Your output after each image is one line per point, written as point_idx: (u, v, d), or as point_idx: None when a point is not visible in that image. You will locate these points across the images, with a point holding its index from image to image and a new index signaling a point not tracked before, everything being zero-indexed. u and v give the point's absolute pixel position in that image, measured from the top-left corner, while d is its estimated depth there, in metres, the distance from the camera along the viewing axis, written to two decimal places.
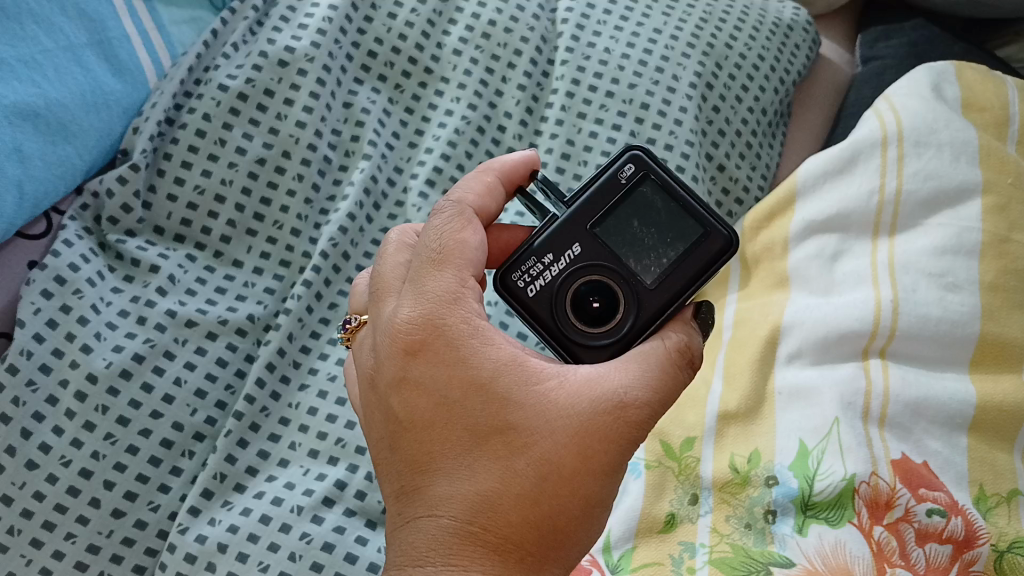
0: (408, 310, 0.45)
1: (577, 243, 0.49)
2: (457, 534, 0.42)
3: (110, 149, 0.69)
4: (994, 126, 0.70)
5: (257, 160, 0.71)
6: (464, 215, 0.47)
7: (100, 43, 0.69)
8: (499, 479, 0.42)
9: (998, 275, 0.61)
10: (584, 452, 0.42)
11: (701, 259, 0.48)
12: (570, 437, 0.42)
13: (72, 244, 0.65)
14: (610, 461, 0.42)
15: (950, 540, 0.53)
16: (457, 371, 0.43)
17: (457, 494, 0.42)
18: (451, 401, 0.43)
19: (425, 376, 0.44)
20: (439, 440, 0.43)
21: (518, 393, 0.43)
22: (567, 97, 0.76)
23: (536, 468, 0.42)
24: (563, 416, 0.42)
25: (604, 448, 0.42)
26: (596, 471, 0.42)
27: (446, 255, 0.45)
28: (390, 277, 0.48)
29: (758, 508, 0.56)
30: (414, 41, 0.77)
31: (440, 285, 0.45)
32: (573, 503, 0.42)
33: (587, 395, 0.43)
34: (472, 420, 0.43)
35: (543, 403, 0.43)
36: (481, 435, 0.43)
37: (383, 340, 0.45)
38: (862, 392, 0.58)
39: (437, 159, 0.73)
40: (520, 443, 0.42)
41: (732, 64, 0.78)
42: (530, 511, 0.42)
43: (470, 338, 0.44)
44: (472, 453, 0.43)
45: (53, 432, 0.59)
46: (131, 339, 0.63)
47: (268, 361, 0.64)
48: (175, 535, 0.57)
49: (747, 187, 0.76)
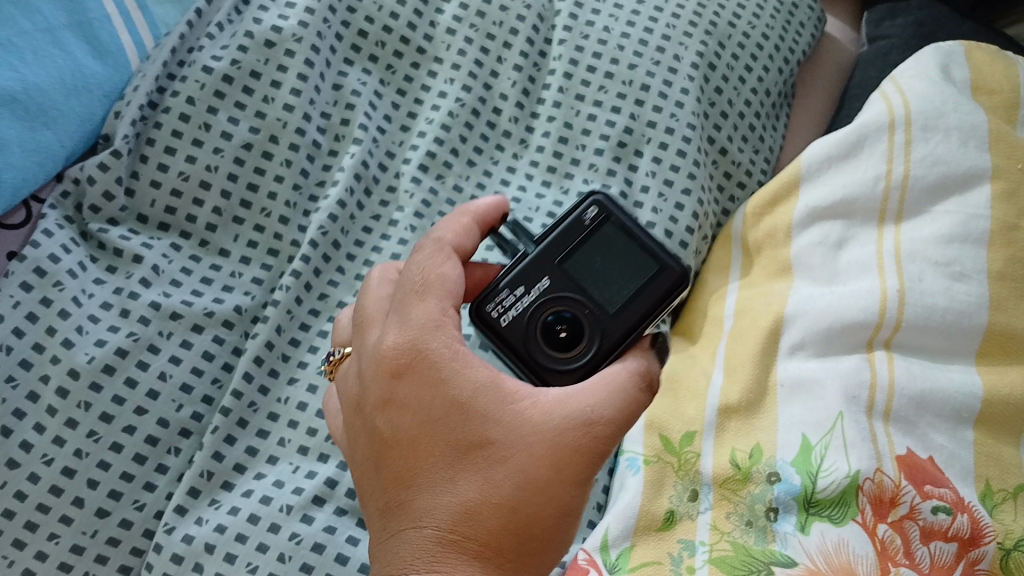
0: (393, 336, 0.44)
1: (546, 277, 0.51)
2: (438, 545, 0.41)
3: (91, 134, 0.66)
4: (1004, 109, 0.67)
5: (243, 145, 0.67)
6: (445, 251, 0.47)
7: (79, 24, 0.66)
8: (480, 492, 0.42)
9: (1006, 264, 0.60)
10: (560, 464, 0.42)
11: (658, 290, 0.49)
12: (545, 447, 0.42)
13: (53, 235, 0.62)
14: (585, 471, 0.42)
15: (955, 538, 0.52)
16: (440, 391, 0.43)
17: (439, 507, 0.42)
18: (434, 419, 0.43)
19: (410, 396, 0.43)
20: (421, 455, 0.43)
21: (497, 409, 0.43)
22: (565, 78, 0.74)
23: (516, 480, 0.41)
24: (537, 431, 0.42)
25: (580, 460, 0.42)
26: (572, 480, 0.42)
27: (426, 285, 0.45)
28: (374, 309, 0.48)
29: (759, 505, 0.55)
30: (406, 20, 0.74)
31: (424, 311, 0.44)
32: (550, 512, 0.42)
33: (562, 410, 0.43)
34: (454, 436, 0.42)
35: (521, 419, 0.42)
36: (463, 451, 0.42)
37: (369, 365, 0.45)
38: (867, 384, 0.56)
39: (430, 144, 0.71)
40: (499, 457, 0.42)
41: (736, 43, 0.76)
42: (510, 521, 0.41)
43: (453, 360, 0.43)
44: (453, 467, 0.42)
45: (35, 429, 0.56)
46: (113, 333, 0.60)
47: (256, 355, 0.61)
48: (161, 535, 0.55)
49: (749, 171, 0.74)
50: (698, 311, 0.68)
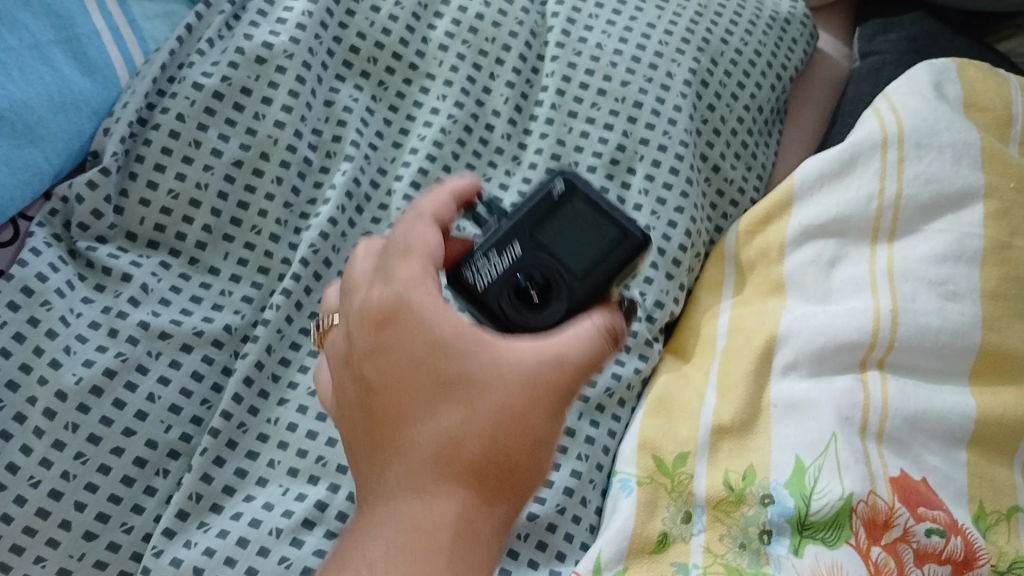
0: (376, 291, 0.43)
1: (515, 244, 0.47)
2: (415, 485, 0.40)
3: (79, 151, 0.65)
4: (996, 126, 0.68)
5: (233, 162, 0.67)
6: (422, 216, 0.44)
7: (66, 40, 0.66)
8: (453, 436, 0.40)
9: (999, 282, 0.60)
10: (534, 405, 0.40)
11: (624, 255, 0.46)
12: (518, 389, 0.40)
13: (40, 253, 0.61)
14: (556, 409, 0.41)
15: (948, 561, 0.53)
16: (418, 336, 0.41)
17: (415, 451, 0.40)
18: (412, 365, 0.41)
19: (392, 344, 0.41)
20: (400, 400, 0.41)
21: (475, 354, 0.41)
22: (557, 94, 0.74)
23: (490, 422, 0.40)
24: (512, 376, 0.40)
25: (552, 400, 0.40)
26: (544, 419, 0.40)
27: (409, 245, 0.43)
28: (359, 276, 0.46)
29: (753, 528, 0.55)
30: (397, 35, 0.74)
31: (408, 268, 0.42)
32: (524, 452, 0.40)
33: (541, 355, 0.41)
34: (430, 379, 0.41)
35: (500, 365, 0.41)
36: (438, 395, 0.40)
37: (355, 319, 0.43)
38: (860, 405, 0.56)
39: (422, 160, 0.70)
40: (474, 400, 0.40)
41: (728, 60, 0.77)
42: (486, 463, 0.40)
43: (432, 307, 0.41)
44: (429, 411, 0.40)
45: (21, 451, 0.55)
46: (101, 353, 0.59)
47: (246, 375, 0.60)
48: (149, 559, 0.54)
49: (742, 188, 0.73)
50: (691, 329, 0.68)
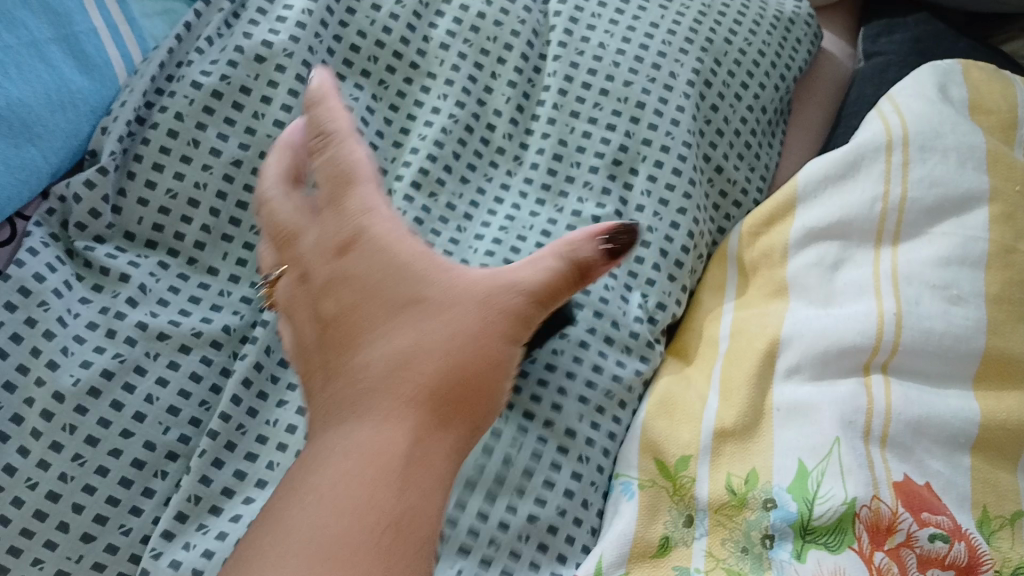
0: (332, 223, 0.50)
1: None
2: (381, 396, 0.46)
3: (76, 150, 0.65)
4: (1000, 129, 0.68)
5: (233, 162, 0.67)
6: (346, 137, 0.52)
7: (65, 37, 0.65)
8: (414, 350, 0.47)
9: (1004, 286, 0.59)
10: (488, 322, 0.48)
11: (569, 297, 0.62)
12: (475, 307, 0.48)
13: (37, 253, 0.60)
14: (510, 330, 0.49)
15: (951, 566, 0.52)
16: (380, 263, 0.48)
17: (379, 364, 0.47)
18: (375, 288, 0.48)
19: (355, 269, 0.49)
20: (364, 319, 0.48)
21: (430, 275, 0.49)
22: (559, 94, 0.73)
23: (447, 336, 0.47)
24: (463, 293, 0.48)
25: (504, 319, 0.48)
26: (501, 338, 0.48)
27: (355, 176, 0.51)
28: (292, 209, 0.52)
29: (755, 532, 0.54)
30: (398, 35, 0.74)
31: (359, 199, 0.50)
32: (483, 365, 0.48)
33: (489, 280, 0.49)
34: (392, 300, 0.48)
35: (453, 284, 0.49)
36: (398, 312, 0.48)
37: (315, 250, 0.50)
38: (864, 410, 0.56)
39: (423, 160, 0.69)
40: (432, 313, 0.48)
41: (732, 60, 0.76)
42: (443, 374, 0.47)
43: (390, 234, 0.49)
44: (389, 326, 0.47)
45: (18, 452, 0.54)
46: (99, 354, 0.58)
47: (245, 377, 0.60)
48: (147, 560, 0.53)
49: (745, 189, 0.74)
50: (694, 332, 0.67)
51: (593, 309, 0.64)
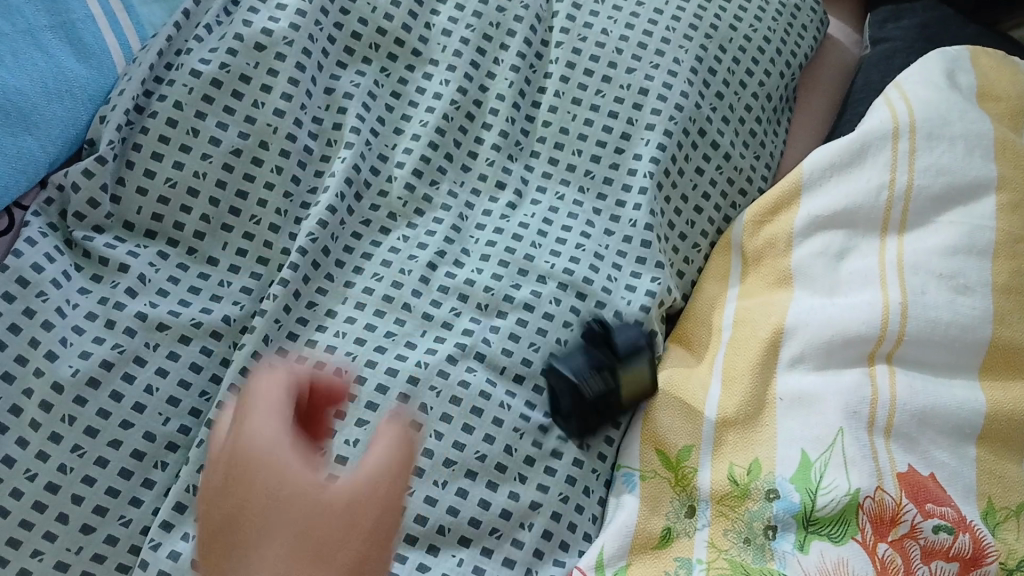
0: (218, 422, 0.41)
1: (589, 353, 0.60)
2: None
3: (75, 139, 0.65)
4: (1010, 116, 0.67)
5: (232, 151, 0.66)
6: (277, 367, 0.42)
7: (61, 25, 0.67)
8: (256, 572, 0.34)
9: (1011, 276, 0.59)
10: (325, 524, 0.34)
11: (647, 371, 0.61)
12: (313, 510, 0.34)
13: (35, 243, 0.60)
14: (369, 520, 0.35)
15: (957, 558, 0.51)
16: (209, 505, 0.35)
17: None
18: (212, 522, 0.35)
19: (206, 486, 0.36)
20: (209, 551, 0.35)
21: (254, 501, 0.34)
22: (562, 82, 0.73)
23: (288, 547, 0.34)
24: (288, 503, 0.34)
25: (358, 516, 0.35)
26: (351, 547, 0.34)
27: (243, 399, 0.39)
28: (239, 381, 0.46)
29: (757, 523, 0.54)
30: (400, 21, 0.73)
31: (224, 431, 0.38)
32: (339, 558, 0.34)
33: (319, 487, 0.35)
34: (229, 544, 0.34)
35: (285, 496, 0.34)
36: (231, 528, 0.34)
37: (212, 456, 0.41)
38: (868, 400, 0.55)
39: (425, 148, 0.69)
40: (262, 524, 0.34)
41: (737, 46, 0.75)
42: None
43: (218, 476, 0.35)
44: (229, 548, 0.34)
45: (17, 444, 0.54)
46: (98, 344, 0.58)
47: (242, 366, 0.58)
48: (147, 551, 0.53)
49: (751, 177, 0.73)
50: (698, 320, 0.66)
51: (594, 300, 0.64)
